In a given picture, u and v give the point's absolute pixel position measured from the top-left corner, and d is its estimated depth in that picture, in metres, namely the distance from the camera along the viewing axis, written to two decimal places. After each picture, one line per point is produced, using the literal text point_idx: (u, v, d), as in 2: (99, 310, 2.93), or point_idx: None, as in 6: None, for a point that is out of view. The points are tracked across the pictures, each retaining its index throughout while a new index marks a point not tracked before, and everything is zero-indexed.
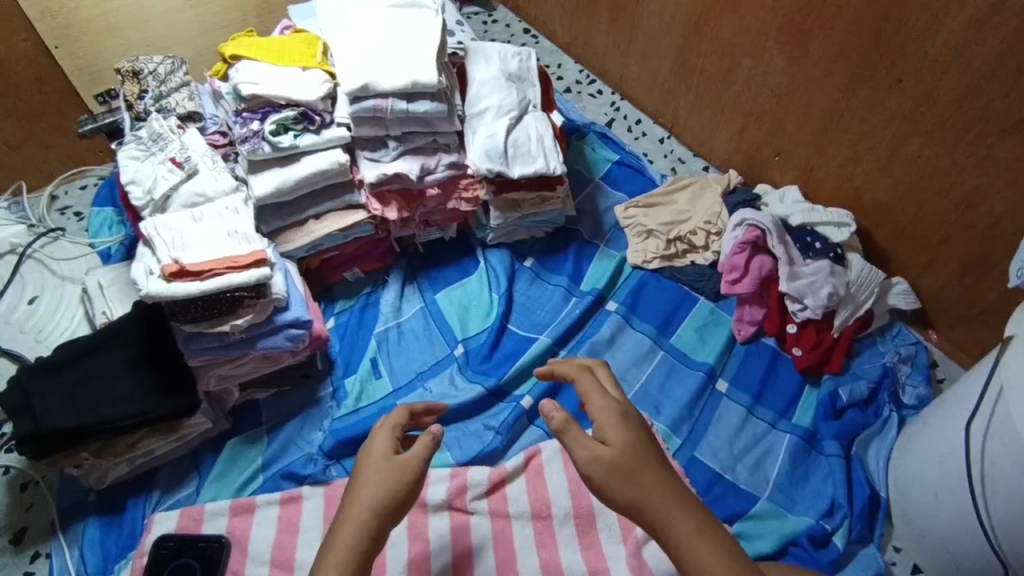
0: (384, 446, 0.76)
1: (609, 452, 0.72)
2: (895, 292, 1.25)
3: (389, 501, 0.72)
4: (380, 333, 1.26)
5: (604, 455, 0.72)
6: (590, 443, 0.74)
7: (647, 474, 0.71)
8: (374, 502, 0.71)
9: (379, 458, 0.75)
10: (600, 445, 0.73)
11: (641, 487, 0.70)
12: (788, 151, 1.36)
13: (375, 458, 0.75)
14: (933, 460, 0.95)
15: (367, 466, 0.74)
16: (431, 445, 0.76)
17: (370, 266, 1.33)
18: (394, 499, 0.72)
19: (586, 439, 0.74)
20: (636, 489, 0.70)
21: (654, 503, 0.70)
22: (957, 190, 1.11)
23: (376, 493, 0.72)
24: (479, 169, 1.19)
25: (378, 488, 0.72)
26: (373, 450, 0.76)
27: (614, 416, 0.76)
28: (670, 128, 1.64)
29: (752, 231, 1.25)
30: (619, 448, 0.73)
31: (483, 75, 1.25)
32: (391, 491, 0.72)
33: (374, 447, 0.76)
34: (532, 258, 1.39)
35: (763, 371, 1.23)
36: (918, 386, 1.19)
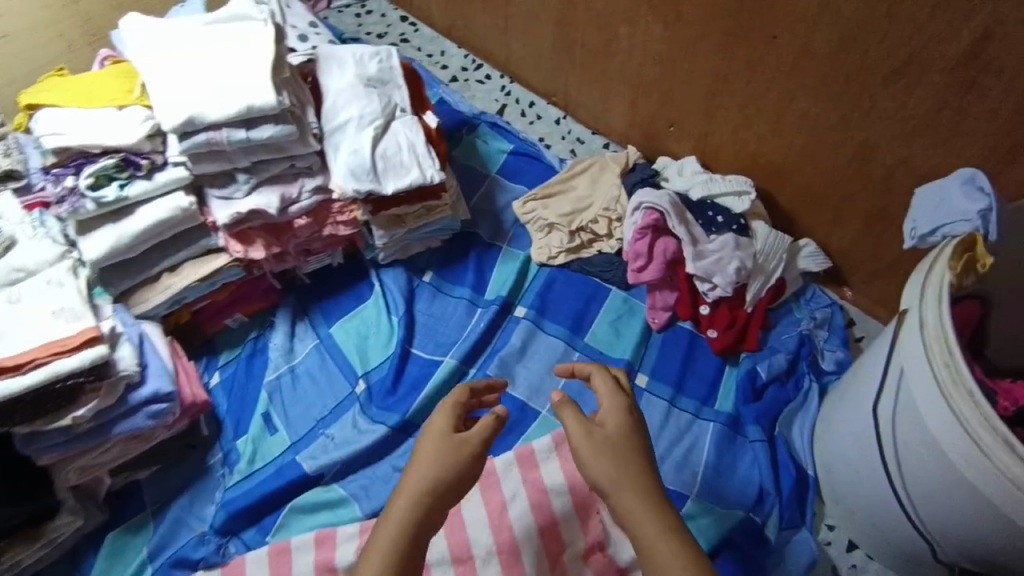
0: (445, 425, 0.78)
1: (602, 431, 0.77)
2: (804, 254, 1.21)
3: (441, 484, 0.73)
4: (271, 382, 1.15)
5: (597, 435, 0.76)
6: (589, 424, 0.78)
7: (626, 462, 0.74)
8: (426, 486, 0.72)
9: (437, 437, 0.76)
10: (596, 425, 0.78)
11: (623, 468, 0.74)
12: (682, 120, 1.28)
13: (431, 440, 0.76)
14: (849, 436, 0.91)
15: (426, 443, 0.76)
16: (490, 428, 0.77)
17: (253, 308, 1.22)
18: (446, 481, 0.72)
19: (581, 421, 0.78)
20: (617, 470, 0.73)
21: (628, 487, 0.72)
22: (848, 144, 1.06)
23: (429, 480, 0.72)
24: (346, 191, 1.08)
25: (428, 469, 0.73)
26: (433, 427, 0.78)
27: (619, 407, 0.80)
28: (564, 107, 1.54)
29: (651, 214, 1.17)
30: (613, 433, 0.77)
31: (336, 84, 1.13)
32: (444, 474, 0.73)
33: (437, 425, 0.78)
34: (432, 272, 1.30)
35: (682, 358, 1.17)
36: (837, 350, 1.16)
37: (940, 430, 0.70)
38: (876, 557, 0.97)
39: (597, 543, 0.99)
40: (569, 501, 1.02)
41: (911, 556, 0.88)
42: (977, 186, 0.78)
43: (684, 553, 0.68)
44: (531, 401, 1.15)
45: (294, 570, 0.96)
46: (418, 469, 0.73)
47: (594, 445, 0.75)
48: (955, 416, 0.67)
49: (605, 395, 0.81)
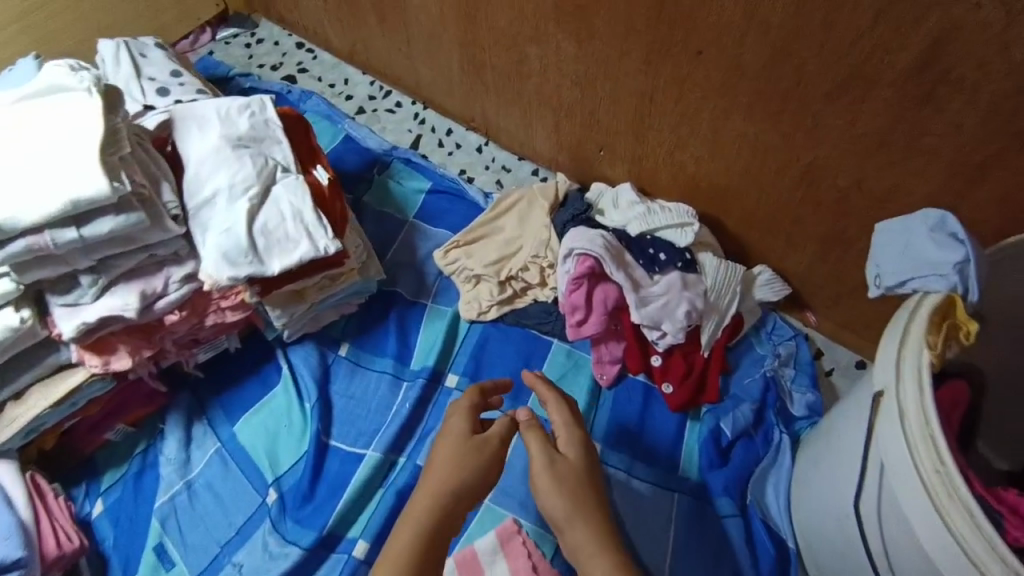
0: (462, 424, 0.78)
1: (565, 460, 0.75)
2: (759, 283, 1.08)
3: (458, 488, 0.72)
4: (164, 507, 1.00)
5: (561, 465, 0.75)
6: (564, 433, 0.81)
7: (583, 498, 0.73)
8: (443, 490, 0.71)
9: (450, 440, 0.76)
10: (559, 454, 0.76)
11: (580, 502, 0.72)
12: (611, 144, 1.13)
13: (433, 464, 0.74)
14: (831, 516, 0.80)
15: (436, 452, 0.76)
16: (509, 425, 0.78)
17: (139, 414, 1.05)
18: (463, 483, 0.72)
19: (545, 450, 0.76)
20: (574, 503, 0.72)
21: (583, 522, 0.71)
22: (794, 168, 0.93)
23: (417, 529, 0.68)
24: (219, 281, 0.91)
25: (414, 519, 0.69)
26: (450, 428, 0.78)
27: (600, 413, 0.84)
28: (485, 132, 1.38)
29: (584, 261, 1.02)
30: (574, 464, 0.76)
31: (199, 150, 0.96)
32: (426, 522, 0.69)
33: (454, 424, 0.78)
34: (348, 344, 1.14)
35: (637, 418, 1.04)
36: (806, 391, 1.04)
37: (932, 544, 0.58)
38: None
39: None
40: None
41: None
42: (950, 232, 0.68)
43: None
44: None
45: None
46: (433, 478, 0.72)
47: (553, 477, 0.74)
48: (950, 532, 0.56)
49: (565, 421, 0.81)
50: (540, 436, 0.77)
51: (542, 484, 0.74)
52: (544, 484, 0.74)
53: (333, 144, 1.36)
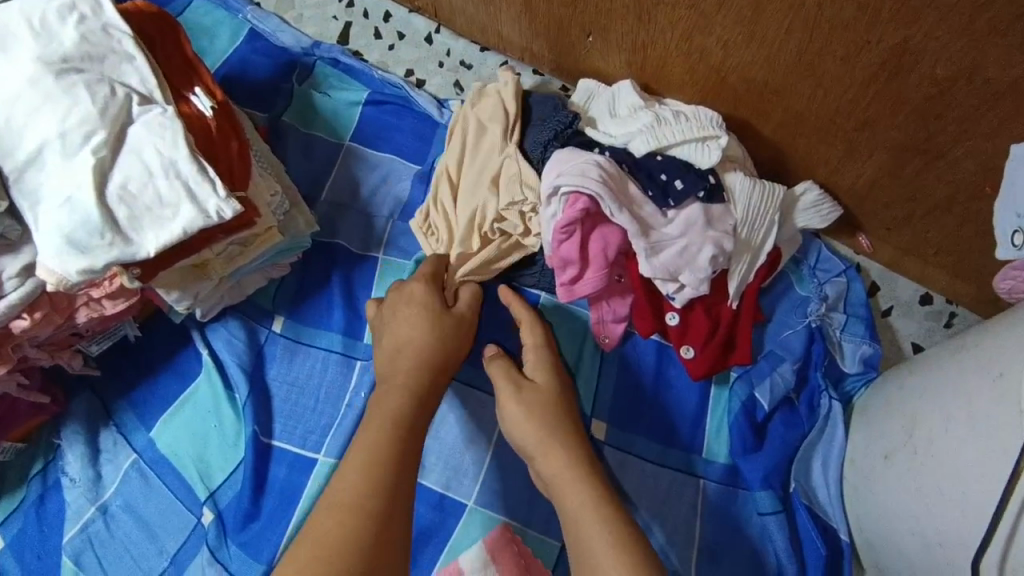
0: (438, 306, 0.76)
1: (533, 387, 0.71)
2: (803, 206, 0.83)
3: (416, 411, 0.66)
4: (75, 542, 0.80)
5: (527, 391, 0.71)
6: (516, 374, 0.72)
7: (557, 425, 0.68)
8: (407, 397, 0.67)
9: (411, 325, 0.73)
10: (526, 380, 0.72)
11: (553, 427, 0.68)
12: (603, 25, 0.83)
13: (387, 383, 0.69)
14: (911, 529, 0.62)
15: (392, 352, 0.71)
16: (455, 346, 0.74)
17: (27, 429, 0.83)
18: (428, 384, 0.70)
19: (511, 376, 0.72)
20: (550, 428, 0.68)
21: (559, 448, 0.66)
22: (874, 51, 0.65)
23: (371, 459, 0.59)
24: (69, 278, 0.66)
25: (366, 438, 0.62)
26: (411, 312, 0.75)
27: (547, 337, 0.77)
28: (434, 16, 1.04)
29: (574, 201, 0.76)
30: (544, 388, 0.72)
31: (9, 83, 0.66)
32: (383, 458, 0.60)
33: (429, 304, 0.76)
34: (282, 317, 0.90)
35: (650, 390, 0.84)
36: (861, 341, 0.83)
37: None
38: None
39: None
40: None
41: None
42: None
43: (620, 523, 0.59)
44: (449, 490, 0.81)
45: None
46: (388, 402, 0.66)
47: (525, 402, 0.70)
48: None
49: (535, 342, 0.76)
50: (504, 366, 0.73)
51: (512, 413, 0.69)
52: (519, 416, 0.69)
53: (233, 45, 1.02)
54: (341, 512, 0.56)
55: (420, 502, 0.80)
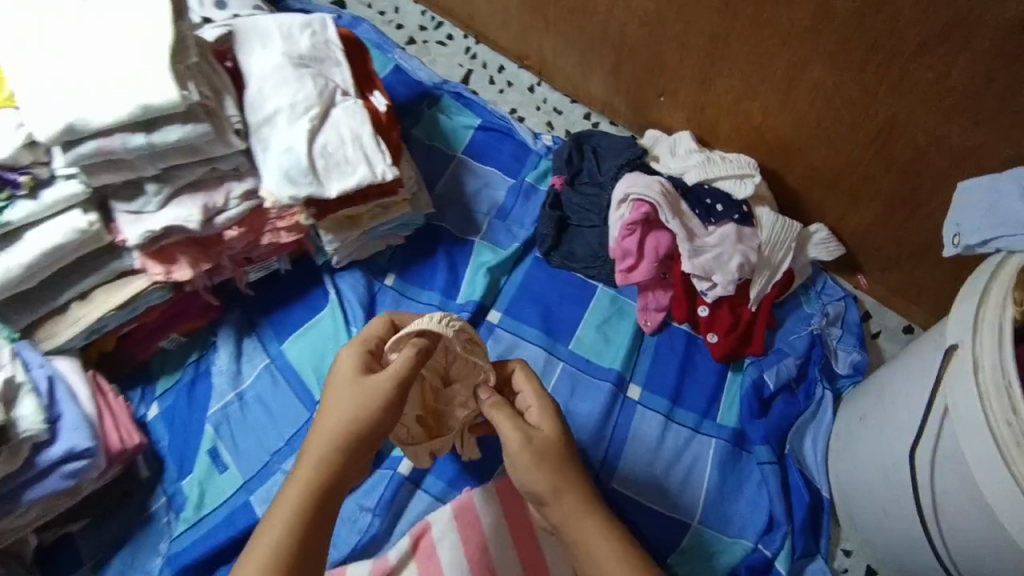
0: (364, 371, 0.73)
1: (541, 435, 0.75)
2: (814, 241, 1.07)
3: None
4: (216, 415, 1.02)
5: (537, 441, 0.75)
6: (523, 426, 0.75)
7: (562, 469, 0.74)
8: (319, 465, 0.68)
9: None
10: (533, 430, 0.76)
11: None
12: (674, 89, 1.10)
13: None
14: (876, 468, 0.82)
15: None
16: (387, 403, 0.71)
17: (192, 326, 1.07)
18: (348, 451, 0.70)
19: (517, 426, 0.75)
20: None
21: None
22: (873, 123, 0.91)
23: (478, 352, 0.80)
24: (280, 200, 0.92)
25: None
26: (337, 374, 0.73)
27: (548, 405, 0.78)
28: (538, 72, 1.35)
29: (640, 207, 1.01)
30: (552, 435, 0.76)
31: (259, 65, 0.94)
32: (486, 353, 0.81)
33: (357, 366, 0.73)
34: (394, 275, 1.15)
35: (679, 367, 1.05)
36: (852, 351, 1.04)
37: (996, 492, 0.62)
38: None
39: None
40: None
41: None
42: None
43: None
44: None
45: None
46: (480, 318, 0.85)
47: (534, 451, 0.74)
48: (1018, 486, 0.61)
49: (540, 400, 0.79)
50: (509, 415, 0.76)
51: (523, 461, 0.74)
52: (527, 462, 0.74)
53: (383, 73, 1.32)
54: (269, 543, 0.64)
55: None
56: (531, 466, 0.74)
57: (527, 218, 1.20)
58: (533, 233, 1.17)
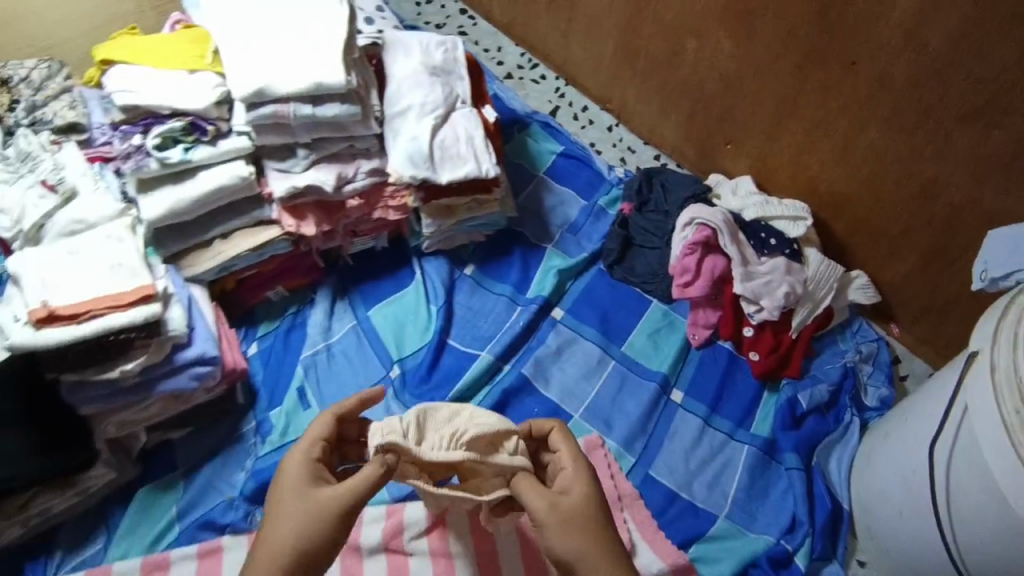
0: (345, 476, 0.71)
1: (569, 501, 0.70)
2: (854, 286, 1.19)
3: None
4: (307, 359, 1.17)
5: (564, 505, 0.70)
6: (550, 492, 0.71)
7: (597, 537, 0.69)
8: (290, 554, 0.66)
9: None
10: (562, 495, 0.71)
11: None
12: (741, 139, 1.26)
13: None
14: (897, 475, 0.92)
15: None
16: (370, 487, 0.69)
17: (296, 283, 1.22)
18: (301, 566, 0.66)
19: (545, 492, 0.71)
20: None
21: None
22: (916, 181, 1.05)
23: None
24: (401, 177, 1.08)
25: None
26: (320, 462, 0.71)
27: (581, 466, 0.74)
28: (618, 115, 1.51)
29: (702, 230, 1.15)
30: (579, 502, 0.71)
31: (401, 69, 1.13)
32: None
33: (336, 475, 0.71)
34: (473, 266, 1.30)
35: (720, 379, 1.16)
36: (880, 386, 1.14)
37: (1004, 469, 0.74)
38: None
39: None
40: None
41: None
42: None
43: None
44: (563, 403, 1.15)
45: None
46: None
47: (561, 517, 0.69)
48: (1019, 460, 0.72)
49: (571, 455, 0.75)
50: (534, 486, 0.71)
51: (554, 524, 0.69)
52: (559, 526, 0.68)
53: None
54: None
55: (542, 404, 1.15)
56: (561, 537, 0.68)
57: (596, 235, 1.35)
58: (600, 247, 1.31)
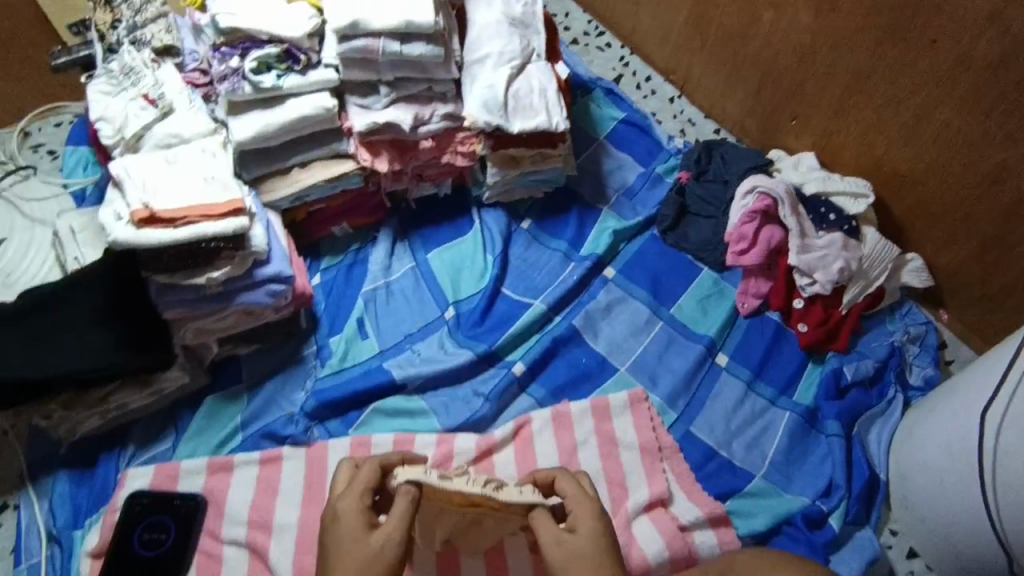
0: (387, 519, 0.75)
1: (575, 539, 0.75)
2: (909, 268, 1.20)
3: None
4: (368, 292, 1.20)
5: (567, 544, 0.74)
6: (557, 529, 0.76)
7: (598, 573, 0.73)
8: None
9: None
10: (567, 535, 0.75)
11: None
12: (807, 114, 1.27)
13: None
14: (940, 445, 0.95)
15: None
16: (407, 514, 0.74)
17: (359, 221, 1.26)
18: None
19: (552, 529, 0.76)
20: None
21: None
22: (984, 165, 1.07)
23: None
24: (476, 122, 1.11)
25: None
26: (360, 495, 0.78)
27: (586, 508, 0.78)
28: (681, 86, 1.50)
29: (763, 199, 1.20)
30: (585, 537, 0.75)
31: (482, 19, 1.17)
32: None
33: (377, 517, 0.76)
34: (530, 220, 1.32)
35: (766, 346, 1.18)
36: (926, 367, 1.16)
37: None
38: (936, 569, 1.00)
39: (660, 499, 1.00)
40: (637, 455, 1.05)
41: (983, 564, 0.91)
42: None
43: None
44: (610, 356, 1.18)
45: None
46: None
47: (566, 552, 0.74)
48: None
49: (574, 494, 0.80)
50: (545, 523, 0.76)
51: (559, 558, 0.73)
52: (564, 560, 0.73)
53: None
54: None
55: (589, 356, 1.17)
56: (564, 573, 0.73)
57: (651, 201, 1.35)
58: (655, 212, 1.32)
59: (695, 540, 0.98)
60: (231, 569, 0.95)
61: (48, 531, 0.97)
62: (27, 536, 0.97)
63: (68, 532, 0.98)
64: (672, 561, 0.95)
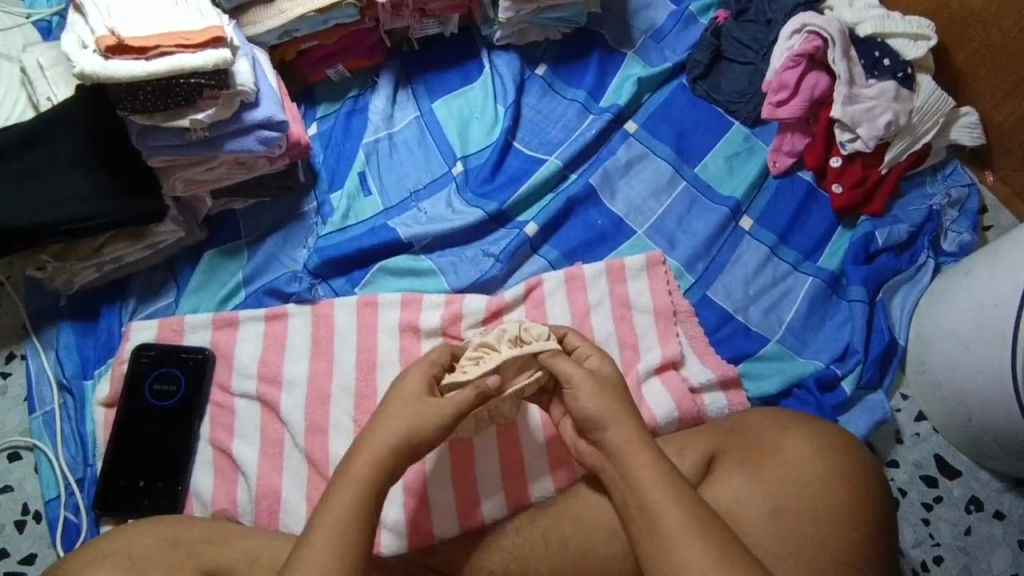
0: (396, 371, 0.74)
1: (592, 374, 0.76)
2: (960, 124, 1.09)
3: None
4: (369, 144, 1.11)
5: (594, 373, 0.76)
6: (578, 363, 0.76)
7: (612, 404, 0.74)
8: None
9: None
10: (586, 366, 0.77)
11: None
12: None
13: None
14: (971, 309, 0.92)
15: None
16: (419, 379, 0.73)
17: (357, 64, 1.13)
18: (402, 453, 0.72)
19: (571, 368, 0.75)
20: None
21: None
22: None
23: None
24: None
25: None
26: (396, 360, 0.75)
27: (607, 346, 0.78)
28: None
29: (811, 40, 1.07)
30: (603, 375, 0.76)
31: None
32: None
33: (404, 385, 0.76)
34: (545, 66, 1.18)
35: (795, 209, 1.11)
36: (963, 232, 1.09)
37: None
38: (942, 431, 1.01)
39: (672, 361, 0.98)
40: (650, 319, 1.01)
41: (995, 428, 0.91)
42: None
43: None
44: (627, 218, 1.10)
45: (380, 324, 1.00)
46: None
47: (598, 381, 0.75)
48: None
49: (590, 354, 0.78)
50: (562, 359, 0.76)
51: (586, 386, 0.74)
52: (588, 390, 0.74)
53: None
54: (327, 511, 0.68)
55: (605, 216, 1.10)
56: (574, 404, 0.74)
57: (681, 45, 1.20)
58: (685, 57, 1.18)
59: (704, 401, 0.97)
60: (244, 419, 0.96)
61: (57, 381, 0.98)
62: (38, 385, 0.97)
63: (77, 382, 0.98)
64: (681, 421, 0.95)
